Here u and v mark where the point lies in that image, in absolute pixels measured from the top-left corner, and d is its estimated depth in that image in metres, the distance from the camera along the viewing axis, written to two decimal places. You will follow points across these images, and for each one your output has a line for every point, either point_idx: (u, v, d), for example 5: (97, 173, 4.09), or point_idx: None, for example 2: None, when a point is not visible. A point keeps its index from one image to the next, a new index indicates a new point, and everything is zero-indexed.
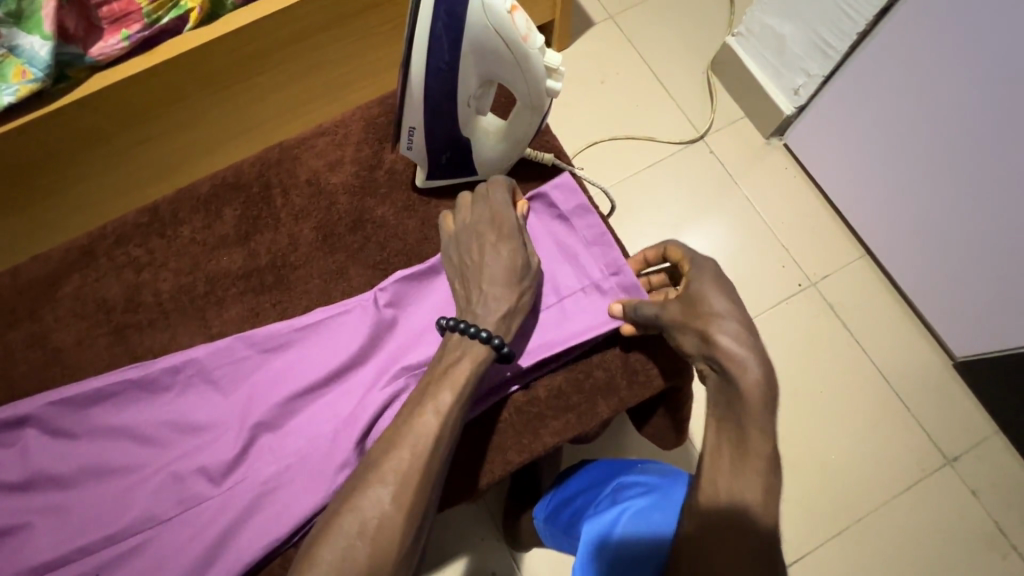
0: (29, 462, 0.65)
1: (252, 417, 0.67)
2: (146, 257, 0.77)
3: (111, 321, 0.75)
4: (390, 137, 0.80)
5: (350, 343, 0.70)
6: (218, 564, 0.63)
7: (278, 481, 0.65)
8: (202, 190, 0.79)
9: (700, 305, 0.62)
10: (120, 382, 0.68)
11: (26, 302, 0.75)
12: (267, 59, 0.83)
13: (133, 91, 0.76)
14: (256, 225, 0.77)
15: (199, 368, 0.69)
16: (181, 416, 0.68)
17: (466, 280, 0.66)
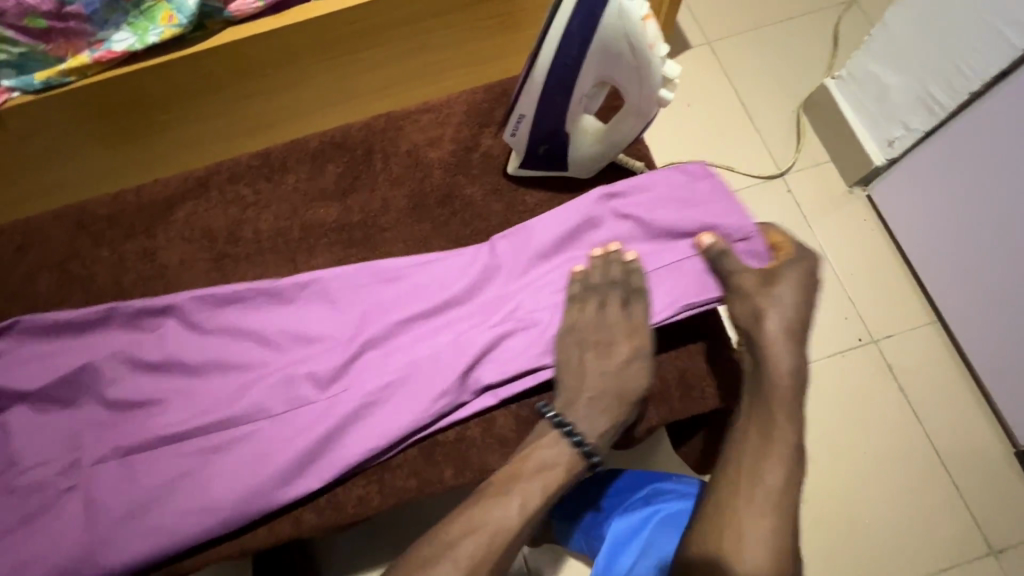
0: (165, 347, 0.72)
1: (364, 334, 0.72)
2: (253, 196, 0.83)
3: (213, 249, 0.82)
4: (490, 123, 0.84)
5: (460, 281, 0.74)
6: (283, 478, 0.67)
7: (379, 398, 0.69)
8: (311, 145, 0.85)
9: (772, 286, 0.68)
10: (251, 289, 0.74)
11: (147, 218, 0.83)
12: (383, 34, 0.89)
13: (261, 47, 0.84)
14: (354, 184, 0.83)
15: (322, 288, 0.75)
16: (298, 326, 0.73)
17: (578, 383, 0.68)
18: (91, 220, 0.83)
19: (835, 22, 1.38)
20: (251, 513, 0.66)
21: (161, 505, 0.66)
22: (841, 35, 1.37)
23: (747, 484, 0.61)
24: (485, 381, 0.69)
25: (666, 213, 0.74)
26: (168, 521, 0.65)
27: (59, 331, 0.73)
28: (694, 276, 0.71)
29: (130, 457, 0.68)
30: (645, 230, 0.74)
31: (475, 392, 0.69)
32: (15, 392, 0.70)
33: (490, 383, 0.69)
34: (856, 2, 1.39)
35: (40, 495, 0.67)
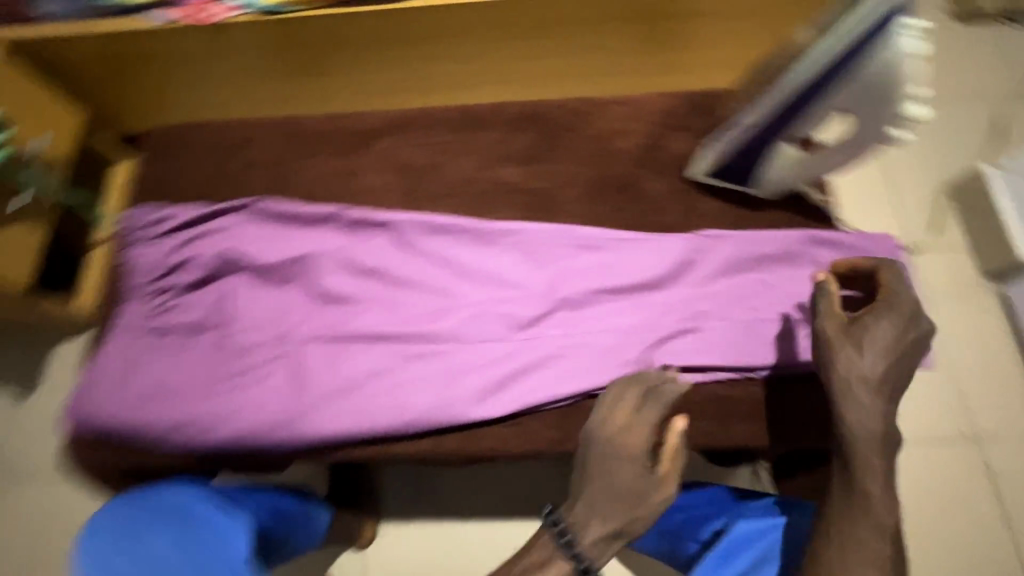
0: (380, 257, 0.81)
1: (560, 290, 0.77)
2: (448, 144, 0.90)
3: (403, 182, 0.89)
4: (681, 127, 0.88)
5: (657, 265, 0.78)
6: (444, 400, 0.73)
7: (566, 351, 0.75)
8: (510, 110, 0.92)
9: (855, 333, 0.64)
10: (463, 225, 0.81)
11: (350, 142, 0.91)
12: (554, 28, 0.92)
13: (438, 19, 0.89)
14: (543, 154, 0.89)
15: (523, 239, 0.81)
16: (499, 269, 0.79)
17: (585, 485, 0.59)
18: (302, 131, 0.92)
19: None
20: (426, 426, 0.73)
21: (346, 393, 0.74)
22: None
23: (875, 518, 0.59)
24: (664, 361, 0.74)
25: (852, 276, 0.78)
26: (350, 409, 0.72)
27: (289, 221, 0.84)
28: None
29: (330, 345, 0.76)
30: (832, 282, 0.77)
31: (655, 368, 0.75)
32: (242, 263, 0.82)
33: (668, 364, 0.74)
34: None
35: (249, 357, 0.76)
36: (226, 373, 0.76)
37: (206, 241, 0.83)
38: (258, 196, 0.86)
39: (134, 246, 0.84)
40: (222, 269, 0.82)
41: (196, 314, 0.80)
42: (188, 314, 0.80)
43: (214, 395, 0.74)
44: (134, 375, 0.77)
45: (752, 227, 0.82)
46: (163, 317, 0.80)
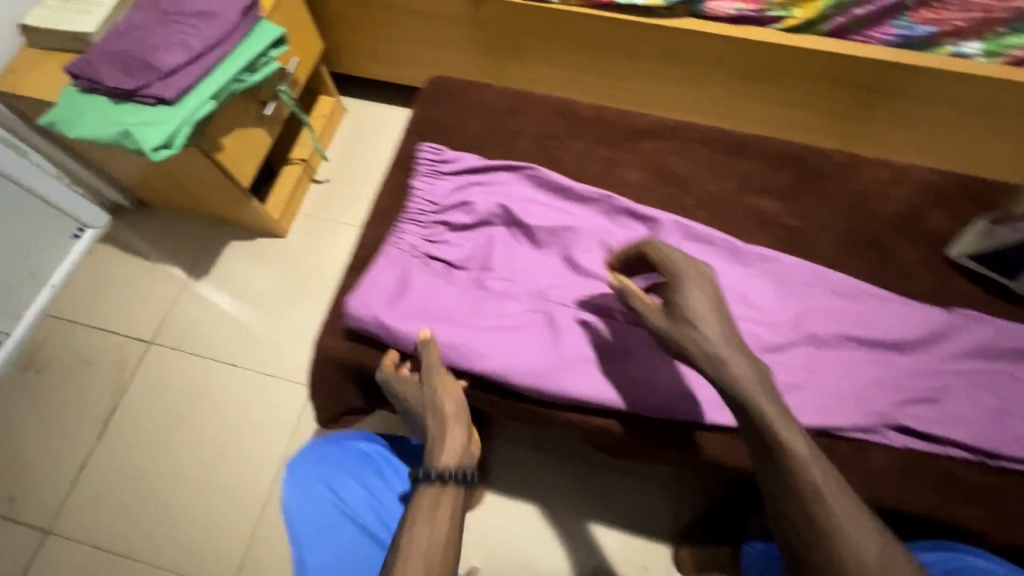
0: None
1: (807, 328, 0.81)
2: (711, 162, 0.95)
3: (661, 186, 0.94)
4: (947, 204, 0.89)
5: (909, 329, 0.80)
6: (677, 393, 0.79)
7: (805, 385, 0.78)
8: (774, 145, 0.95)
9: (680, 319, 0.70)
10: (725, 240, 0.86)
11: (620, 137, 0.97)
12: (776, 85, 1.35)
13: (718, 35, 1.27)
14: (801, 194, 0.92)
15: (779, 269, 0.85)
16: (752, 290, 0.84)
17: (442, 433, 0.78)
18: (576, 114, 0.99)
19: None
20: (658, 415, 0.79)
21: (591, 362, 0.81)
22: None
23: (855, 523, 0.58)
24: (903, 424, 0.75)
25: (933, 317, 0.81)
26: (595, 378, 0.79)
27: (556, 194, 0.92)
28: None
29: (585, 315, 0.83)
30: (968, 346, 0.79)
31: (890, 428, 0.76)
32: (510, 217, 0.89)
33: (906, 428, 0.75)
34: None
35: (511, 304, 0.84)
36: (492, 312, 0.83)
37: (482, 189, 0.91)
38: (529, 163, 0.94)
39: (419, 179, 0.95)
40: (493, 218, 0.89)
41: (462, 252, 0.89)
42: (457, 251, 0.89)
43: (477, 329, 0.82)
44: (408, 290, 0.84)
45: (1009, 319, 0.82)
46: (436, 248, 0.89)
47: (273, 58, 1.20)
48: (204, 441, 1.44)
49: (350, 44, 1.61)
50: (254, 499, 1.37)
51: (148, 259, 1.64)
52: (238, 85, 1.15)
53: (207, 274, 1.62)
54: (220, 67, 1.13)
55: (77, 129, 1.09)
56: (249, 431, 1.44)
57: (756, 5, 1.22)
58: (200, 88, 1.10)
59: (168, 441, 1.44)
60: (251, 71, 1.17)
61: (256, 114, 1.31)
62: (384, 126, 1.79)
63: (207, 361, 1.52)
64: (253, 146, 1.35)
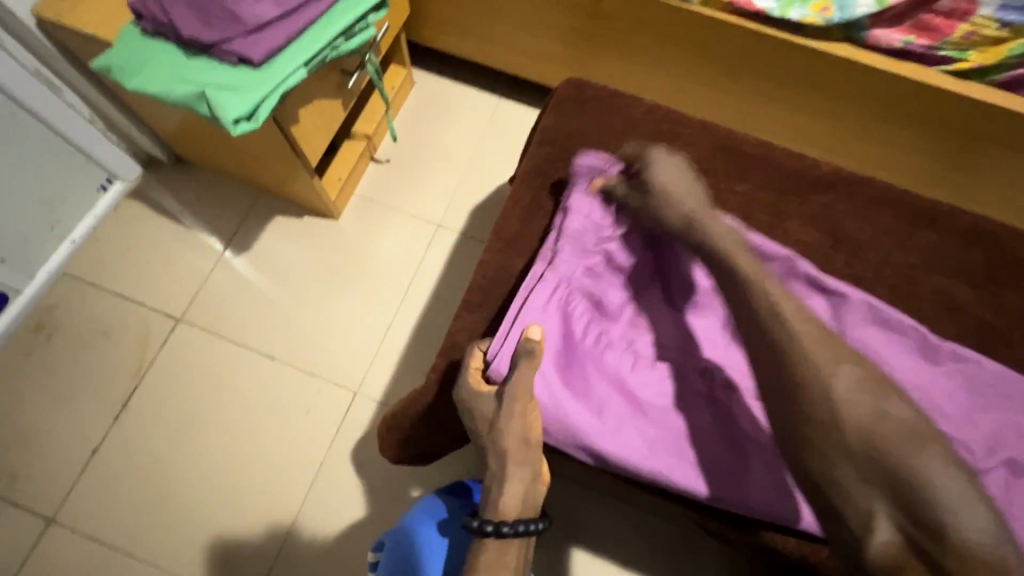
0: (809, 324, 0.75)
1: (1002, 447, 0.68)
2: (890, 230, 0.82)
3: (829, 250, 0.81)
4: None
5: None
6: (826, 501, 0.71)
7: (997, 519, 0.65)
8: (966, 218, 0.82)
9: (662, 188, 0.77)
10: (912, 328, 0.74)
11: (788, 184, 0.84)
12: (913, 132, 1.19)
13: (856, 71, 1.12)
14: (992, 283, 0.79)
15: (973, 371, 0.72)
16: (938, 391, 0.71)
17: (501, 474, 0.69)
18: (738, 150, 0.85)
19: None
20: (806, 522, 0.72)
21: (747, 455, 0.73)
22: None
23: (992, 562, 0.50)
24: None
25: None
26: (748, 471, 0.73)
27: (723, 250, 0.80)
28: None
29: (729, 393, 0.77)
30: None
31: None
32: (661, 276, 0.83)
33: None
34: None
35: (664, 380, 0.77)
36: (654, 387, 0.76)
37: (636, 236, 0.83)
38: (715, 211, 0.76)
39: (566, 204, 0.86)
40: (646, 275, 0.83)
41: (617, 306, 0.81)
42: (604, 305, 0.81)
43: (630, 405, 0.75)
44: (558, 349, 0.77)
45: None
46: (581, 299, 0.80)
47: (372, 23, 1.03)
48: (233, 438, 1.30)
49: (438, 13, 1.43)
50: (285, 508, 1.25)
51: (181, 224, 1.47)
52: (333, 52, 0.98)
53: (247, 249, 1.46)
54: (314, 28, 0.96)
55: (138, 79, 0.92)
56: (283, 432, 1.31)
57: (928, 41, 1.05)
58: (290, 51, 0.93)
59: (194, 432, 1.30)
60: (347, 37, 1.00)
61: (336, 84, 1.14)
62: (455, 107, 1.61)
63: (241, 348, 1.37)
64: (327, 119, 1.18)
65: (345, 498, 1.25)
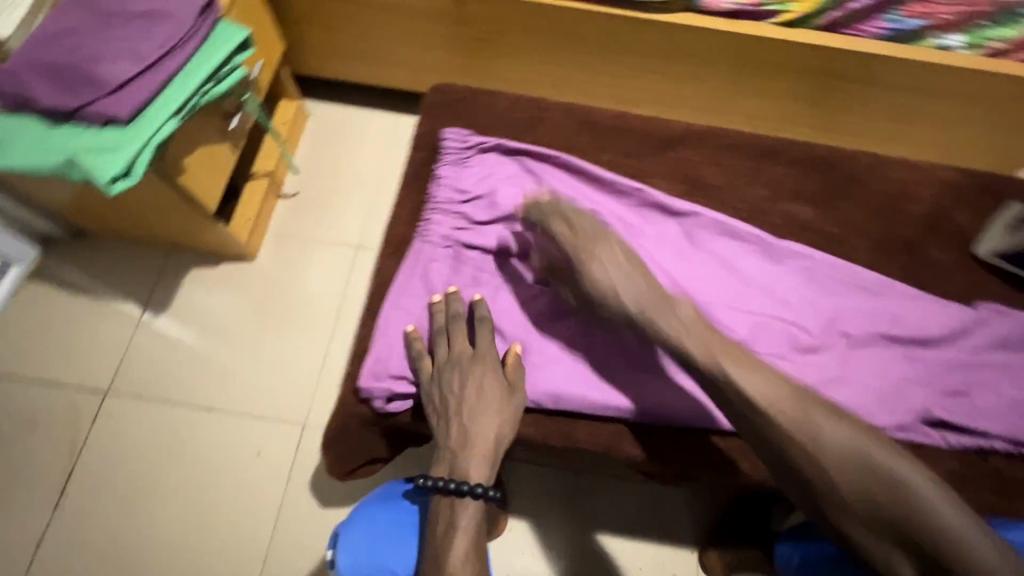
0: (667, 243, 0.83)
1: (837, 324, 0.80)
2: (740, 169, 0.91)
3: (694, 196, 0.89)
4: (966, 202, 0.90)
5: (936, 323, 0.80)
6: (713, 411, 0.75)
7: (839, 386, 0.77)
8: (802, 149, 0.92)
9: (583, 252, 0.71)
10: (754, 235, 0.84)
11: (648, 146, 0.91)
12: (761, 79, 1.32)
13: (696, 35, 1.23)
14: (832, 199, 0.90)
15: (808, 265, 0.83)
16: (778, 286, 0.82)
17: (464, 444, 0.68)
18: (598, 124, 0.92)
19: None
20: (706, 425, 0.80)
21: (653, 388, 0.76)
22: None
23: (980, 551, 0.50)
24: (932, 415, 0.76)
25: (882, 293, 0.82)
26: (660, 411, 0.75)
27: (578, 177, 0.86)
28: (989, 414, 0.76)
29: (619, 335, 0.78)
30: (905, 324, 0.80)
31: (922, 423, 0.76)
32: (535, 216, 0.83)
33: (934, 418, 0.76)
34: None
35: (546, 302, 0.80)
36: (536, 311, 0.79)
37: (499, 172, 0.85)
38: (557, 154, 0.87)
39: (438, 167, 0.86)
40: None
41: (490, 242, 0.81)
42: (485, 250, 0.81)
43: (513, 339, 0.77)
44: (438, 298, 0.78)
45: None
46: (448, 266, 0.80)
47: (239, 64, 1.05)
48: (188, 498, 1.28)
49: (313, 41, 1.45)
50: (255, 555, 1.24)
51: (92, 297, 1.43)
52: (205, 98, 1.00)
53: (168, 307, 1.44)
54: (179, 78, 0.97)
55: (4, 157, 0.91)
56: (238, 481, 1.30)
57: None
58: (158, 105, 0.94)
59: (143, 500, 1.28)
60: (216, 81, 1.02)
61: (219, 128, 1.15)
62: (351, 130, 1.64)
63: (177, 407, 1.35)
64: (217, 165, 1.19)
65: (317, 529, 1.26)
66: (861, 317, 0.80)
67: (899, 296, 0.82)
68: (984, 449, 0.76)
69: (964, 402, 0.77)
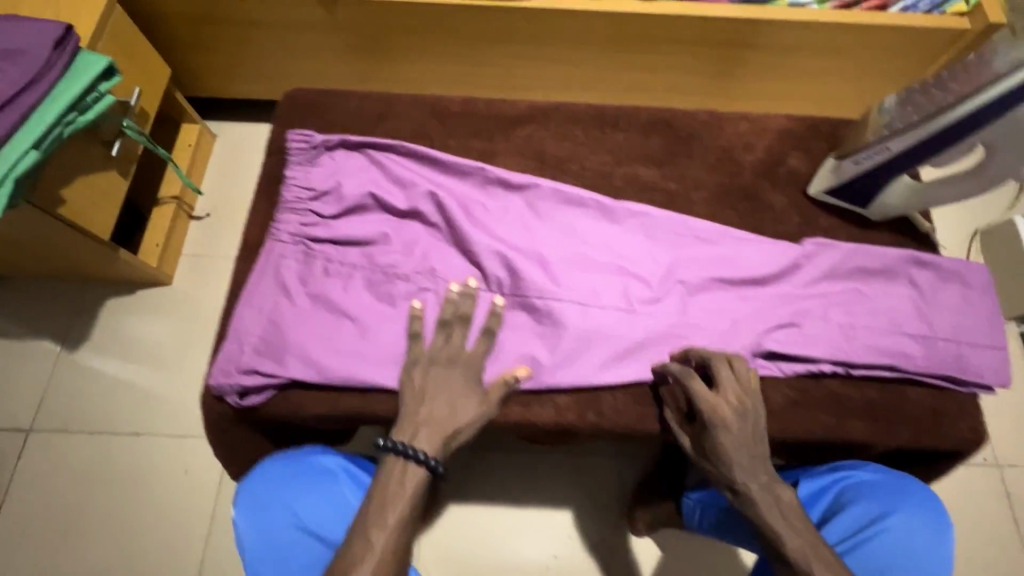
0: (510, 217, 0.87)
1: (673, 274, 0.85)
2: (585, 139, 0.95)
3: (542, 169, 0.93)
4: (800, 147, 0.96)
5: (766, 262, 0.85)
6: (556, 370, 0.78)
7: (675, 330, 0.81)
8: (643, 114, 0.97)
9: (717, 418, 0.70)
10: (592, 200, 0.89)
11: (493, 126, 0.96)
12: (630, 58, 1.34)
13: (558, 18, 1.26)
14: (673, 158, 0.95)
15: (647, 223, 0.88)
16: (618, 245, 0.87)
17: (431, 416, 0.70)
18: (446, 112, 0.97)
19: (1016, 198, 1.60)
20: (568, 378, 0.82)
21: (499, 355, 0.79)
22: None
23: None
24: (765, 348, 0.80)
25: (717, 240, 0.87)
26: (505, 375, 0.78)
27: (426, 164, 0.90)
28: (817, 340, 0.80)
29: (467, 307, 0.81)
30: (737, 266, 0.85)
31: (756, 357, 0.80)
32: (382, 205, 0.86)
33: (767, 350, 0.80)
34: None
35: (393, 284, 0.81)
36: (382, 294, 0.81)
37: (349, 168, 0.88)
38: (402, 144, 0.90)
39: (290, 171, 0.88)
40: None
41: (335, 234, 0.84)
42: (335, 242, 0.84)
43: (358, 323, 0.79)
44: (286, 293, 0.81)
45: (865, 243, 0.89)
46: (296, 261, 0.83)
47: (105, 91, 1.08)
48: (121, 522, 1.30)
49: (196, 61, 1.46)
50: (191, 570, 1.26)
51: (9, 338, 1.44)
52: (67, 129, 1.03)
53: (88, 340, 1.45)
54: (39, 110, 0.99)
55: None
56: (170, 499, 1.32)
57: None
58: (18, 138, 0.96)
59: (77, 531, 1.29)
60: (82, 111, 1.05)
61: (101, 156, 1.17)
62: (257, 146, 1.67)
63: (102, 437, 1.37)
64: (105, 192, 1.21)
65: None
66: (695, 266, 0.85)
67: (732, 241, 0.87)
68: (817, 375, 0.81)
69: (794, 332, 0.81)
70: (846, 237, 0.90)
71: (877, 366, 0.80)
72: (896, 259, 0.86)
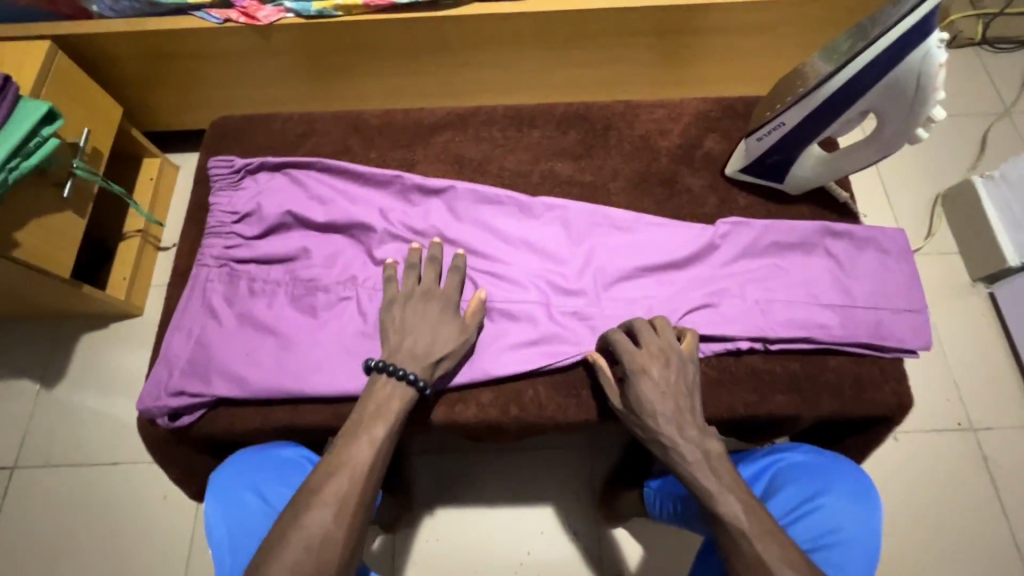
0: (428, 222, 0.89)
1: (590, 264, 0.86)
2: (502, 140, 0.97)
3: (461, 174, 0.95)
4: (715, 129, 0.97)
5: (681, 246, 0.86)
6: (475, 368, 0.80)
7: (592, 319, 0.82)
8: (559, 110, 0.99)
9: (642, 376, 0.71)
10: (509, 198, 0.90)
11: (412, 136, 0.98)
12: (565, 55, 1.34)
13: (483, 23, 1.26)
14: (590, 150, 0.96)
15: (563, 216, 0.90)
16: (536, 240, 0.88)
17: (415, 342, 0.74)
18: (366, 126, 0.99)
19: (977, 155, 1.55)
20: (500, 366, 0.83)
21: None
22: (987, 152, 1.54)
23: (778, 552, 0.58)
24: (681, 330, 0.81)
25: (633, 228, 0.88)
26: None
27: (345, 177, 0.92)
28: (734, 318, 0.81)
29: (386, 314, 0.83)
30: (652, 252, 0.86)
31: None
32: (302, 220, 0.88)
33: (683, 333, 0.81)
34: (1007, 115, 1.57)
35: (314, 296, 0.84)
36: (304, 307, 0.83)
37: (271, 188, 0.91)
38: (321, 160, 0.93)
39: (214, 196, 0.91)
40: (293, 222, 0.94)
41: (258, 253, 0.87)
42: (259, 261, 0.87)
43: (280, 338, 0.81)
44: (211, 314, 0.83)
45: (782, 218, 0.90)
46: (220, 282, 0.85)
47: (48, 135, 1.12)
48: (106, 550, 1.34)
49: (143, 98, 1.48)
50: None
51: None
52: (13, 174, 1.07)
53: (65, 376, 1.50)
54: None
55: None
56: (151, 524, 1.35)
57: None
58: None
59: (64, 561, 1.33)
60: (25, 156, 1.09)
61: (53, 197, 1.22)
62: None
63: (83, 469, 1.41)
64: (61, 232, 1.25)
65: None
66: (611, 254, 0.87)
67: (647, 228, 0.88)
68: (737, 353, 0.81)
69: (710, 312, 0.82)
70: (762, 215, 0.90)
71: (795, 339, 0.80)
72: (813, 231, 0.86)
